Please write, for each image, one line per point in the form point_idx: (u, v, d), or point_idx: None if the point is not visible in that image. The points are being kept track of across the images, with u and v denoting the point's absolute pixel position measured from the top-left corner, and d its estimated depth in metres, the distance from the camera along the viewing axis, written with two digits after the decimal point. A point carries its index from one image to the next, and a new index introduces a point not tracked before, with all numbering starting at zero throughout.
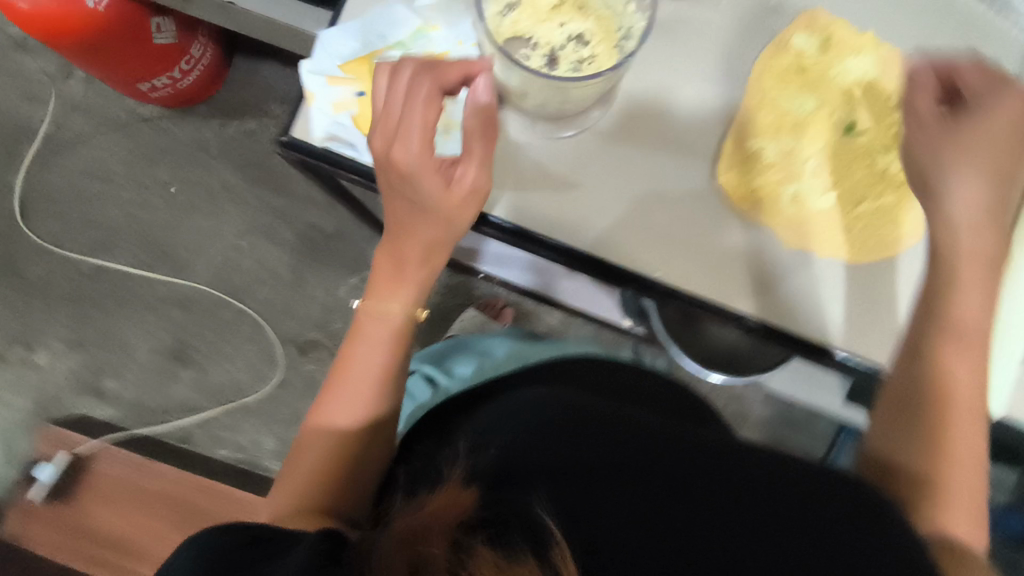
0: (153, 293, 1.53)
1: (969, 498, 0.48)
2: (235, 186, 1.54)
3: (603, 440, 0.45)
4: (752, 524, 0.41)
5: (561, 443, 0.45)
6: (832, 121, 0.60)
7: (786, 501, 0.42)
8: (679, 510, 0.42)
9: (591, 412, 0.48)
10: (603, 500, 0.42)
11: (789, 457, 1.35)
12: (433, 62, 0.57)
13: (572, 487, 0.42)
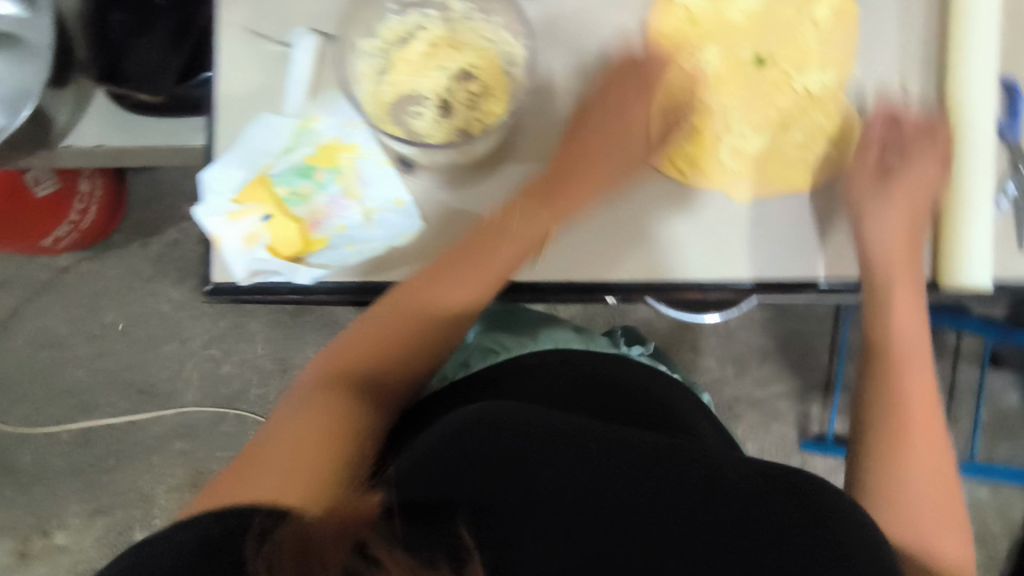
0: (149, 433, 1.48)
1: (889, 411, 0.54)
2: (184, 301, 1.49)
3: (552, 463, 0.46)
4: (691, 535, 0.44)
5: (517, 463, 0.46)
6: (740, 64, 0.57)
7: (731, 511, 0.45)
8: (622, 517, 0.45)
9: (546, 431, 0.48)
10: (537, 512, 0.45)
11: (793, 344, 1.45)
12: (330, 155, 0.54)
13: (512, 503, 0.45)
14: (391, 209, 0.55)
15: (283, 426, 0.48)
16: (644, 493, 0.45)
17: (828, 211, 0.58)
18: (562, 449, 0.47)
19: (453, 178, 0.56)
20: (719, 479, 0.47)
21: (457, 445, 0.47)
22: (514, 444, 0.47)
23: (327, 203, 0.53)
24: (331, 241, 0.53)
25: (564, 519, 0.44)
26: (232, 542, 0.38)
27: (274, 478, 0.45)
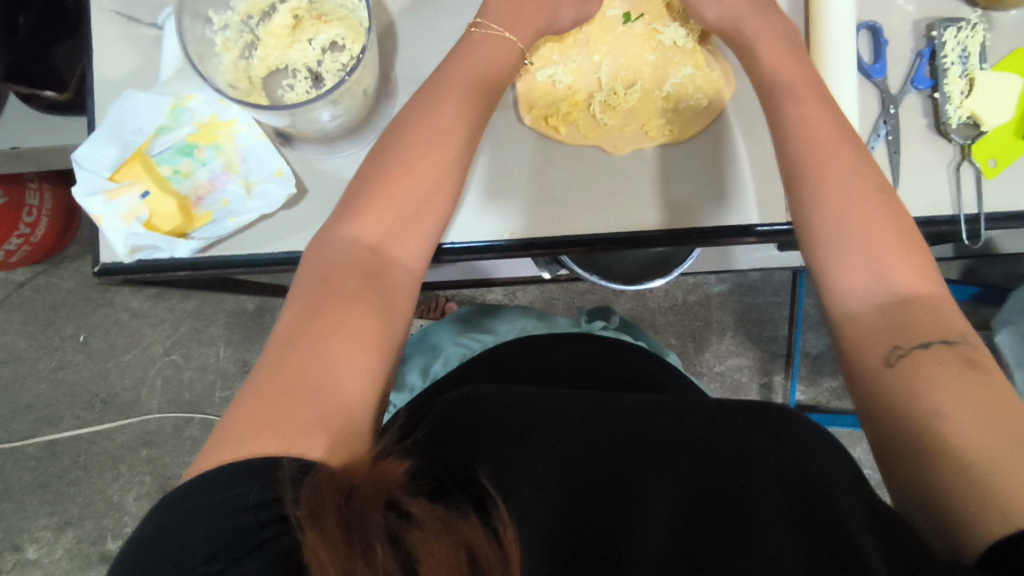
0: (112, 444, 1.45)
1: (878, 240, 0.49)
2: (142, 308, 1.48)
3: (544, 420, 0.48)
4: (683, 471, 0.46)
5: (513, 423, 0.48)
6: (606, 24, 0.62)
7: (715, 443, 0.47)
8: (620, 462, 0.47)
9: (533, 395, 0.51)
10: (539, 468, 0.46)
11: (754, 316, 1.45)
12: (208, 132, 0.55)
13: (516, 460, 0.46)
14: (271, 179, 0.56)
15: (300, 340, 0.44)
16: (624, 440, 0.48)
17: (701, 162, 0.60)
18: (549, 405, 0.49)
19: (331, 146, 0.57)
20: (701, 420, 0.49)
21: (453, 419, 0.49)
22: (503, 408, 0.49)
23: (208, 179, 0.55)
24: (212, 216, 0.55)
25: (566, 472, 0.47)
26: (244, 502, 0.36)
27: (300, 405, 0.41)
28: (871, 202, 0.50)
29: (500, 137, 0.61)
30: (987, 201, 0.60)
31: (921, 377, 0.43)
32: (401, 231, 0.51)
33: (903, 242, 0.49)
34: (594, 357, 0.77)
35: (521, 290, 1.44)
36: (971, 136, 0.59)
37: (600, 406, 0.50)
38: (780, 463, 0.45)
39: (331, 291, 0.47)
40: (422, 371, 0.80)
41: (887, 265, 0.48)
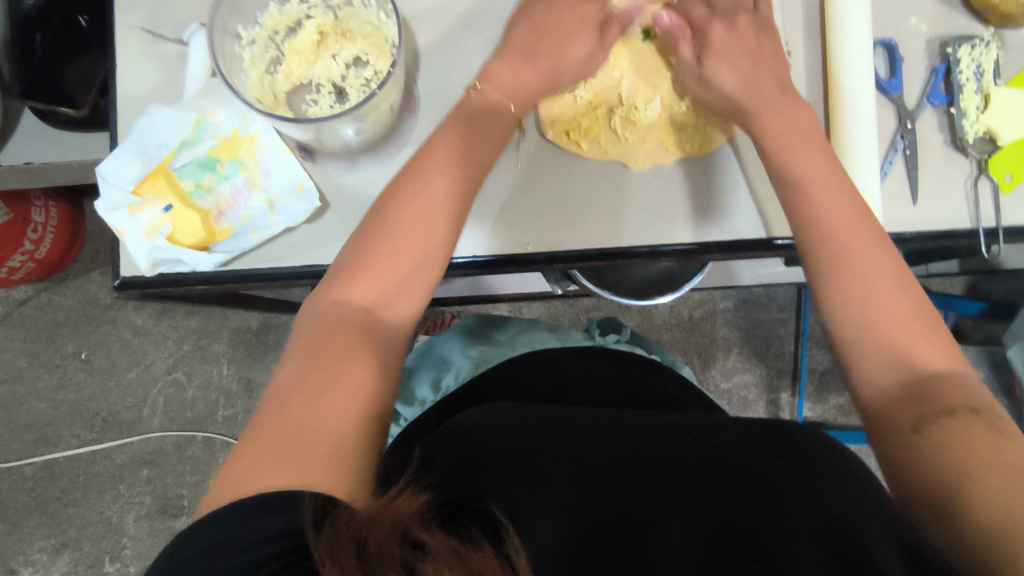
0: (113, 463, 1.43)
1: (884, 295, 0.50)
2: (145, 326, 1.47)
3: (560, 444, 0.51)
4: (699, 492, 0.49)
5: (531, 447, 0.51)
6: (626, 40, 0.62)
7: (735, 464, 0.50)
8: (634, 484, 0.50)
9: (551, 417, 0.54)
10: (556, 487, 0.49)
11: (761, 332, 1.44)
12: (231, 148, 0.55)
13: (532, 482, 0.49)
14: (293, 196, 0.55)
15: (297, 392, 0.45)
16: (630, 470, 0.50)
17: (719, 177, 0.60)
18: (564, 428, 0.53)
19: (353, 161, 0.57)
20: (715, 441, 0.52)
21: (469, 443, 0.52)
22: (512, 433, 0.52)
23: (230, 194, 0.55)
24: (234, 230, 0.55)
25: (582, 494, 0.49)
26: (263, 533, 0.35)
27: (305, 453, 0.41)
28: (871, 242, 0.52)
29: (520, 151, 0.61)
30: (1004, 215, 0.60)
31: (951, 444, 0.43)
32: (397, 291, 0.51)
33: (929, 334, 0.49)
34: (605, 373, 0.76)
35: (527, 306, 1.44)
36: (988, 151, 0.60)
37: (604, 437, 0.52)
38: (801, 483, 0.47)
39: (332, 345, 0.47)
40: (433, 383, 0.80)
41: (917, 358, 0.48)
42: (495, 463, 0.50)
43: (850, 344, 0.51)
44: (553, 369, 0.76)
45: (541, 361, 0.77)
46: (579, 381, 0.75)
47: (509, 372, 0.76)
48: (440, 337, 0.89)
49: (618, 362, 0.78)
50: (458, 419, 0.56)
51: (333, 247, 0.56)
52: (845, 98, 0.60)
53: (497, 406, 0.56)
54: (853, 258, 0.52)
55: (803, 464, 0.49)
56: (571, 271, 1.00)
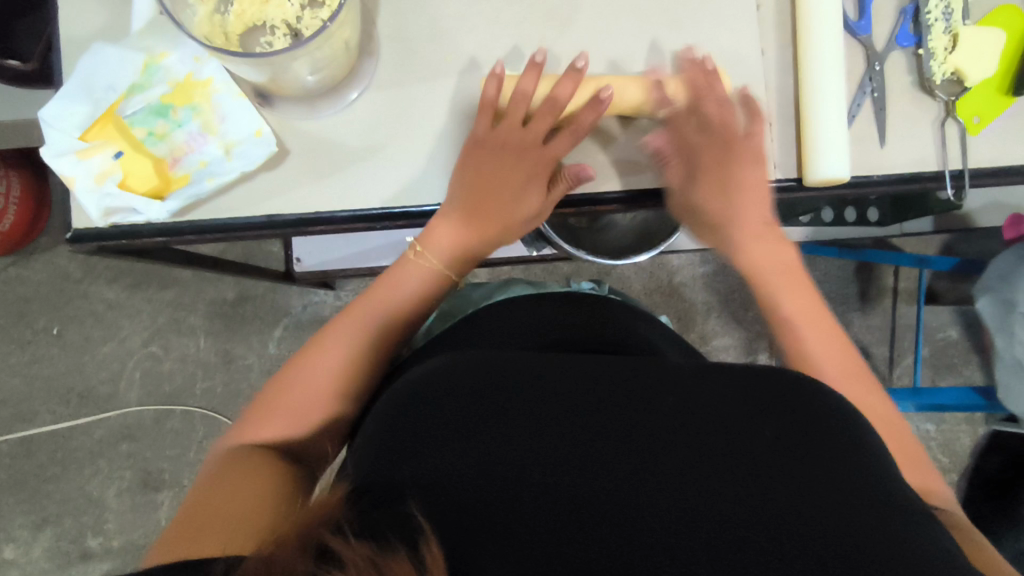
0: (91, 438, 1.41)
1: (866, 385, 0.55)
2: (117, 300, 1.44)
3: (523, 411, 0.46)
4: (670, 470, 0.44)
5: (487, 416, 0.46)
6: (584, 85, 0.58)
7: (719, 438, 0.45)
8: (600, 460, 0.44)
9: (516, 378, 0.49)
10: (508, 459, 0.44)
11: (737, 297, 1.46)
12: (185, 92, 0.54)
13: (484, 455, 0.44)
14: (251, 141, 0.54)
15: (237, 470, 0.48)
16: (594, 448, 0.45)
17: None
18: (529, 392, 0.48)
19: (313, 107, 0.56)
20: (703, 414, 0.47)
21: (416, 412, 0.47)
22: (467, 401, 0.47)
23: (185, 141, 0.53)
24: (190, 178, 0.53)
25: (540, 467, 0.44)
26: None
27: (227, 533, 0.42)
28: (838, 342, 0.57)
29: (472, 99, 0.58)
30: (970, 155, 0.61)
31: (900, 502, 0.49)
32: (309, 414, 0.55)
33: (863, 384, 0.56)
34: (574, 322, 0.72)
35: (505, 274, 1.44)
36: (955, 94, 0.60)
37: (569, 409, 0.47)
38: (776, 463, 0.44)
39: (253, 460, 0.50)
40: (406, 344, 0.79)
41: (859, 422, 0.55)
42: (438, 438, 0.45)
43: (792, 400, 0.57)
44: (519, 317, 0.73)
45: (511, 308, 0.74)
46: (554, 329, 0.71)
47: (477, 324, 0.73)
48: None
49: (587, 309, 0.74)
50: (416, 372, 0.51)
51: (292, 194, 0.56)
52: (812, 40, 0.59)
53: (454, 362, 0.50)
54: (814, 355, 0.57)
55: (796, 446, 0.45)
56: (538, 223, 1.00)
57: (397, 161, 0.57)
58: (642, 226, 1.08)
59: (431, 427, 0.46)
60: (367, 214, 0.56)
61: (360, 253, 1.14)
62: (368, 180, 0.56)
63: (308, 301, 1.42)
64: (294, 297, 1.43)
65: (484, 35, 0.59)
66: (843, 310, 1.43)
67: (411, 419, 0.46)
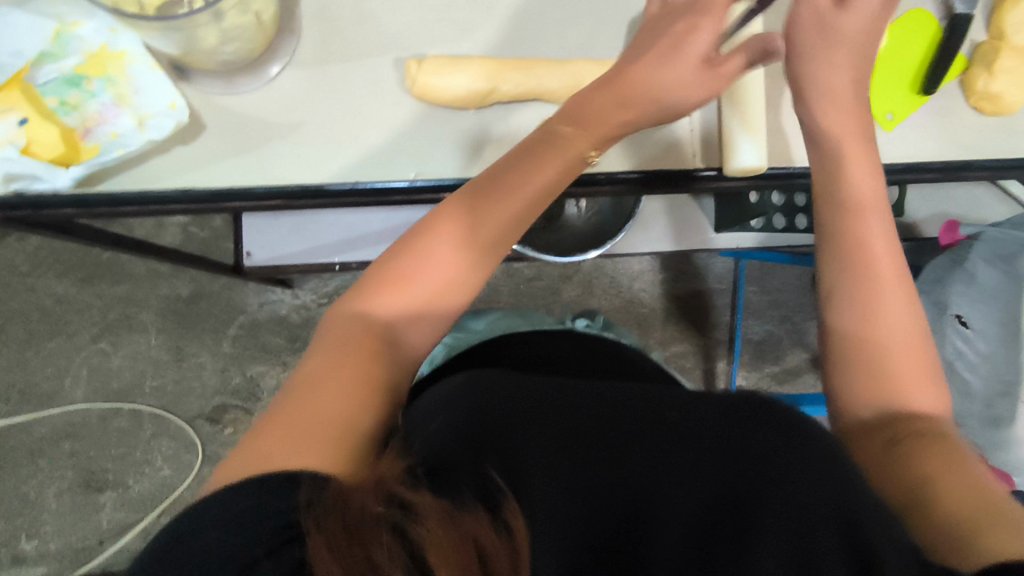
0: (33, 436, 1.33)
1: (908, 351, 0.51)
2: (67, 294, 1.34)
3: (559, 397, 0.47)
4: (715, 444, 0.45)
5: (524, 398, 0.47)
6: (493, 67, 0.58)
7: (761, 413, 0.46)
8: (646, 436, 0.45)
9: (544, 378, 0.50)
10: (556, 433, 0.45)
11: (699, 303, 1.46)
12: (99, 63, 0.55)
13: (529, 437, 0.45)
14: (164, 113, 0.55)
15: (320, 374, 0.47)
16: (637, 424, 0.46)
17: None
18: (568, 380, 0.49)
19: (230, 82, 0.57)
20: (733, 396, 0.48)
21: (463, 395, 0.48)
22: (512, 384, 0.48)
23: (98, 111, 0.54)
24: (98, 148, 0.54)
25: (588, 443, 0.45)
26: (271, 527, 0.36)
27: (311, 446, 0.42)
28: (891, 271, 0.54)
29: (392, 76, 0.58)
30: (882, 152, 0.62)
31: (919, 456, 0.45)
32: (415, 321, 0.52)
33: (928, 382, 0.50)
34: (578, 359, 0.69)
35: None
36: None
37: (610, 394, 0.48)
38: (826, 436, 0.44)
39: (340, 351, 0.48)
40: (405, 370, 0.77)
41: (912, 398, 0.49)
42: (485, 415, 0.46)
43: (835, 376, 0.53)
44: (523, 353, 0.70)
45: (513, 347, 0.71)
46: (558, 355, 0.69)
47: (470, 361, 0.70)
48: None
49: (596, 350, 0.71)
50: (440, 391, 0.51)
51: (205, 167, 0.56)
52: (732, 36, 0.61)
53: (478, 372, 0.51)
54: (888, 329, 0.52)
55: (827, 427, 0.46)
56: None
57: (318, 137, 0.57)
58: (596, 225, 1.09)
59: (477, 404, 0.47)
60: (281, 190, 0.57)
61: (315, 247, 1.09)
62: (286, 155, 0.57)
63: (264, 298, 1.35)
64: (249, 295, 1.35)
65: (413, 18, 0.59)
66: (800, 318, 1.46)
67: (456, 404, 0.47)
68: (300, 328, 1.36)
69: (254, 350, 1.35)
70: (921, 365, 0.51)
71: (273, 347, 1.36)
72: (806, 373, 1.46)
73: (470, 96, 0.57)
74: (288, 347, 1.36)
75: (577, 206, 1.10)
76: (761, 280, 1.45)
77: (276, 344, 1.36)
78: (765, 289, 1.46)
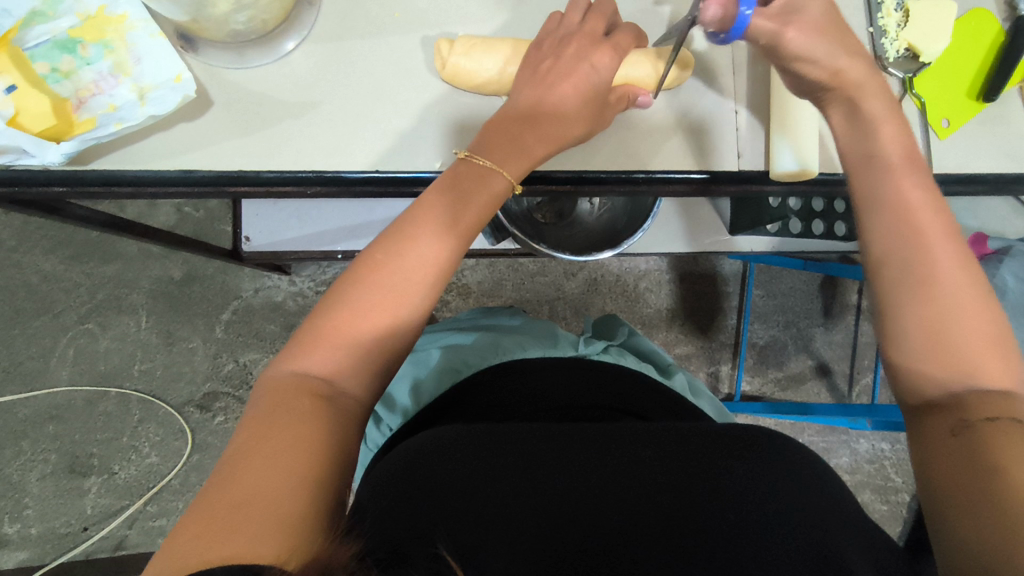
0: (14, 418, 1.27)
1: (980, 327, 0.46)
2: (54, 272, 1.28)
3: (515, 465, 0.49)
4: (665, 510, 0.47)
5: (473, 470, 0.49)
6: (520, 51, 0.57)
7: (702, 479, 0.48)
8: (598, 509, 0.47)
9: (501, 438, 0.51)
10: (509, 511, 0.47)
11: (705, 306, 1.43)
12: (96, 27, 0.51)
13: (475, 512, 0.47)
14: (169, 86, 0.51)
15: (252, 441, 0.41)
16: (588, 497, 0.48)
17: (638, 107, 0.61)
18: (518, 447, 0.51)
19: (241, 54, 0.54)
20: (679, 455, 0.50)
21: (414, 470, 0.49)
22: (461, 455, 0.50)
23: (93, 81, 0.50)
24: (93, 120, 0.50)
25: (541, 521, 0.46)
26: None
27: (250, 528, 0.37)
28: (956, 255, 0.48)
29: (420, 58, 0.56)
30: (935, 162, 0.59)
31: (994, 448, 0.42)
32: (358, 363, 0.47)
33: (999, 352, 0.46)
34: (574, 382, 0.63)
35: (470, 269, 1.38)
36: (913, 70, 0.59)
37: (561, 462, 0.50)
38: (772, 498, 0.46)
39: (274, 408, 0.43)
40: (411, 386, 0.66)
41: (981, 371, 0.45)
42: (436, 494, 0.47)
43: (897, 352, 0.48)
44: (512, 385, 0.63)
45: (502, 374, 0.64)
46: (535, 372, 0.64)
47: (471, 397, 0.63)
48: (426, 333, 0.74)
49: (593, 374, 0.65)
50: (408, 445, 0.52)
51: (213, 148, 0.53)
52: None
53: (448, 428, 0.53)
54: (950, 290, 0.47)
55: (780, 484, 0.47)
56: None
57: (336, 119, 0.54)
58: (608, 223, 1.05)
59: (431, 480, 0.48)
60: (293, 176, 0.53)
61: (316, 233, 1.04)
62: (299, 138, 0.54)
63: (259, 283, 1.30)
64: (244, 280, 1.31)
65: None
66: (806, 325, 1.43)
67: (407, 477, 0.48)
68: (295, 316, 1.32)
69: (247, 336, 1.31)
70: (995, 339, 0.46)
71: (266, 334, 1.31)
72: (810, 380, 1.43)
73: (500, 80, 0.56)
74: (283, 334, 1.31)
75: (591, 203, 1.08)
76: (769, 285, 1.42)
77: (269, 331, 1.31)
78: (772, 294, 1.43)
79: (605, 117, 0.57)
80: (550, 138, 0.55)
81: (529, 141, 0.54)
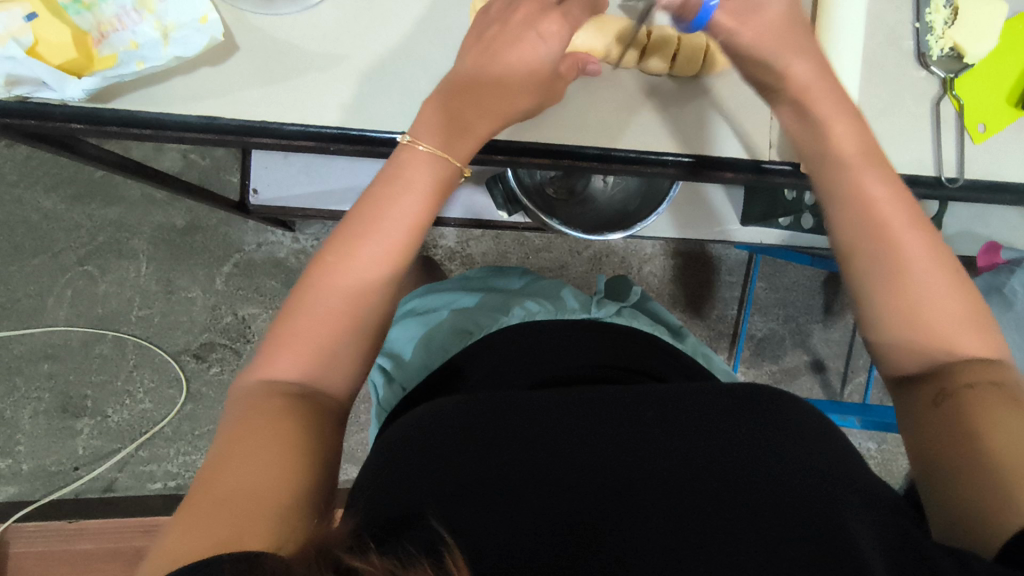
0: (9, 354, 1.26)
1: (943, 298, 0.48)
2: (54, 210, 1.26)
3: (508, 438, 0.49)
4: (665, 471, 0.46)
5: (465, 447, 0.48)
6: None
7: (699, 440, 0.48)
8: (594, 476, 0.46)
9: (495, 411, 0.51)
10: (504, 480, 0.46)
11: (705, 294, 1.43)
12: None
13: (468, 482, 0.46)
14: (194, 28, 0.49)
15: (224, 446, 0.41)
16: (583, 465, 0.47)
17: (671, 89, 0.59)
18: (511, 421, 0.50)
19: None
20: (677, 419, 0.49)
21: (412, 446, 0.49)
22: (455, 430, 0.50)
23: (115, 15, 0.49)
24: (114, 56, 0.48)
25: (538, 491, 0.46)
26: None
27: (235, 520, 0.36)
28: (925, 237, 0.49)
29: (452, 17, 0.54)
30: (966, 166, 0.59)
31: (974, 412, 0.43)
32: (327, 365, 0.47)
33: (971, 319, 0.47)
34: (577, 343, 0.63)
35: (475, 239, 1.37)
36: (954, 70, 0.58)
37: (553, 436, 0.49)
38: (772, 455, 0.46)
39: (240, 420, 0.43)
40: (420, 341, 0.69)
41: (957, 342, 0.47)
42: (430, 469, 0.47)
43: (876, 329, 0.50)
44: (512, 349, 0.63)
45: (503, 338, 0.64)
46: (540, 333, 0.64)
47: (476, 362, 0.62)
48: (439, 290, 0.76)
49: (595, 337, 0.64)
50: (407, 422, 0.53)
51: (234, 95, 0.51)
52: (834, 32, 0.57)
53: (445, 399, 0.54)
54: (907, 274, 0.48)
55: (776, 444, 0.47)
56: (506, 172, 0.94)
57: (364, 76, 0.53)
58: (621, 203, 1.04)
59: (425, 456, 0.48)
60: (319, 132, 0.52)
61: (324, 191, 1.02)
62: (323, 91, 0.52)
63: (261, 238, 1.28)
64: (247, 233, 1.29)
65: None
66: (805, 320, 1.43)
67: (405, 456, 0.48)
68: (297, 273, 1.31)
69: (246, 291, 1.30)
70: (960, 307, 0.47)
71: (266, 290, 1.30)
72: (804, 375, 1.44)
73: None
74: (283, 292, 1.31)
75: (604, 180, 1.06)
76: (773, 278, 1.42)
77: (269, 287, 1.30)
78: (776, 286, 1.42)
79: (557, 90, 0.54)
80: (494, 114, 0.52)
81: (470, 118, 0.52)
